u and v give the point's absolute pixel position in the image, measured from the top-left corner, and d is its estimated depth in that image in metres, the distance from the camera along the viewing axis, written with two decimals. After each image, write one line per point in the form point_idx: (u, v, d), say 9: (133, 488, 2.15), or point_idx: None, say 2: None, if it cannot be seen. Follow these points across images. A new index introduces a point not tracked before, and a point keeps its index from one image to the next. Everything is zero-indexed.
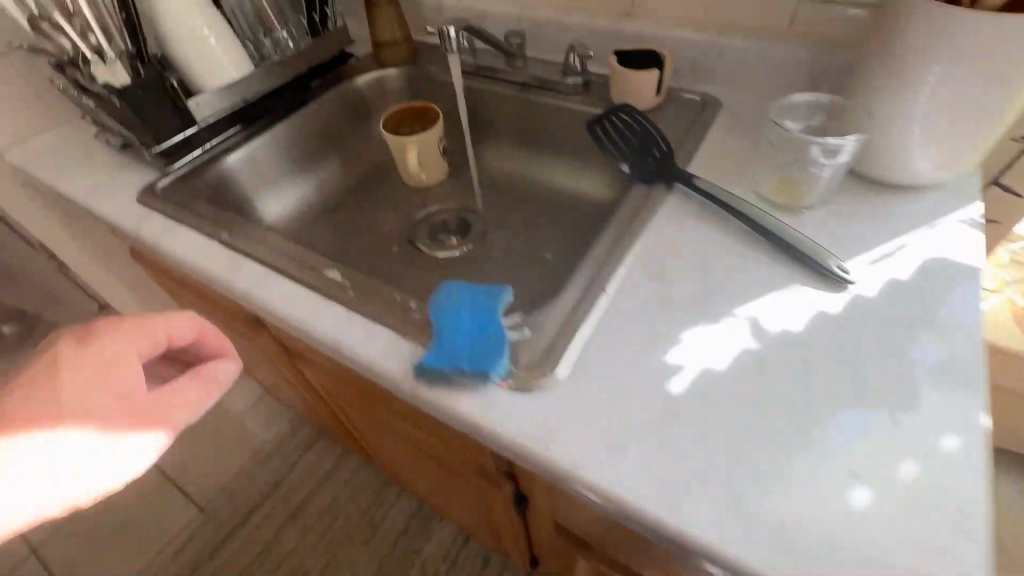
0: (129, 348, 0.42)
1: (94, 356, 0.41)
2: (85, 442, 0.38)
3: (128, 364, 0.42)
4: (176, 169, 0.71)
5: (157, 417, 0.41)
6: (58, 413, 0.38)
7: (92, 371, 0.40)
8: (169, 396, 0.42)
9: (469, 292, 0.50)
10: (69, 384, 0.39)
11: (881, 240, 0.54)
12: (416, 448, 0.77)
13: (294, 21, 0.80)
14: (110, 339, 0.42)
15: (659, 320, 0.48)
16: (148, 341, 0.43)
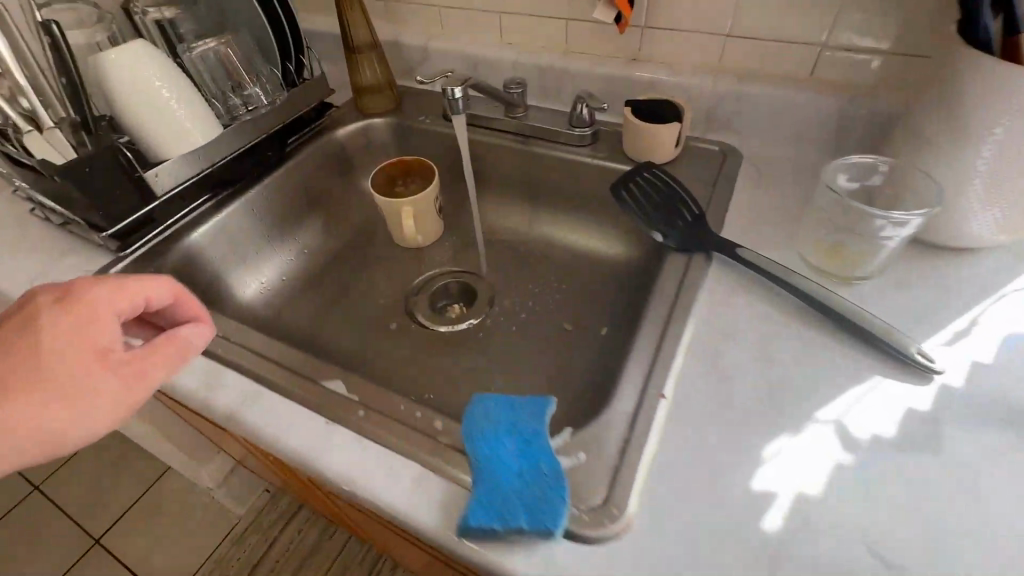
0: (106, 307, 0.39)
1: (61, 319, 0.37)
2: (56, 395, 0.36)
3: (104, 322, 0.39)
4: (130, 253, 0.60)
5: (132, 374, 0.38)
6: (33, 364, 0.36)
7: (64, 329, 0.37)
8: (145, 354, 0.39)
9: (510, 411, 0.42)
10: (40, 340, 0.37)
11: (951, 316, 0.49)
12: (429, 559, 0.66)
13: (266, 73, 0.71)
14: (84, 297, 0.39)
15: (733, 428, 0.42)
16: (125, 300, 0.40)
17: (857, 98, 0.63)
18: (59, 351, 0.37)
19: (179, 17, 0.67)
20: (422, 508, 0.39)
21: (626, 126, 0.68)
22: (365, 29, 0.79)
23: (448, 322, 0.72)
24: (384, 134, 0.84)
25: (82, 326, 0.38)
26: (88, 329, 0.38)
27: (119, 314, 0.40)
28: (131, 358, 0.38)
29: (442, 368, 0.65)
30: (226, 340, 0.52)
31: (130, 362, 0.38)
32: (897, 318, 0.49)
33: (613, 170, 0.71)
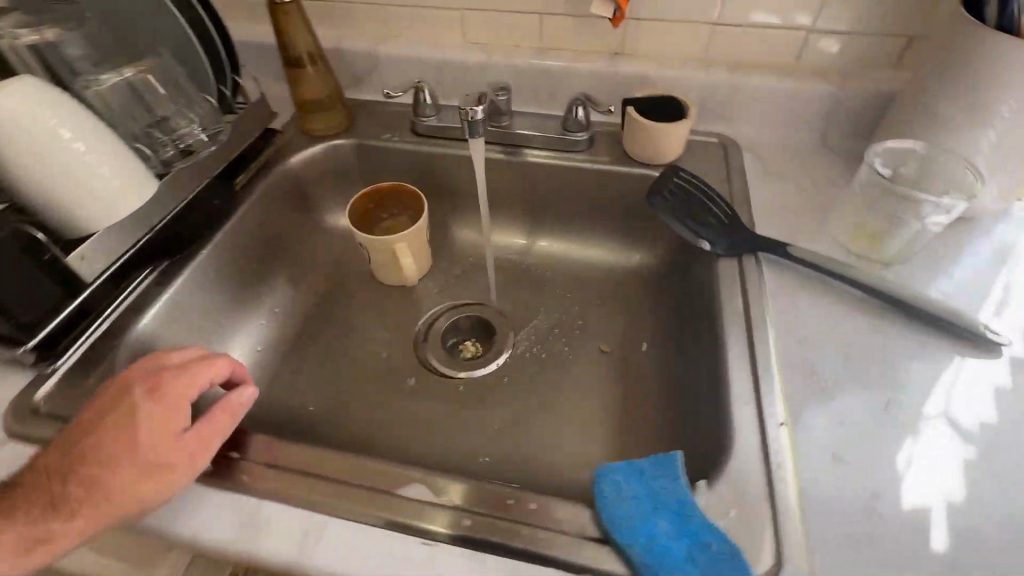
0: (183, 385, 0.40)
1: (141, 397, 0.39)
2: (130, 470, 0.36)
3: (182, 398, 0.40)
4: (62, 365, 0.46)
5: (195, 445, 0.39)
6: (115, 440, 0.37)
7: (145, 407, 0.38)
8: (210, 426, 0.40)
9: (643, 482, 0.37)
10: (123, 417, 0.38)
11: (988, 284, 0.51)
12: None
13: (202, 108, 0.56)
14: (163, 377, 0.40)
15: (857, 443, 0.40)
16: (202, 379, 0.42)
17: (847, 80, 0.64)
18: (139, 427, 0.38)
19: (71, 37, 0.49)
20: None
21: (632, 127, 0.64)
22: (308, 35, 0.65)
23: (470, 365, 0.64)
24: (343, 159, 0.73)
25: (162, 403, 0.39)
26: (167, 405, 0.39)
27: (195, 392, 0.41)
28: (198, 433, 0.39)
29: (482, 422, 0.58)
30: (246, 461, 0.41)
31: (197, 437, 0.39)
32: (946, 292, 0.51)
33: (620, 175, 0.67)
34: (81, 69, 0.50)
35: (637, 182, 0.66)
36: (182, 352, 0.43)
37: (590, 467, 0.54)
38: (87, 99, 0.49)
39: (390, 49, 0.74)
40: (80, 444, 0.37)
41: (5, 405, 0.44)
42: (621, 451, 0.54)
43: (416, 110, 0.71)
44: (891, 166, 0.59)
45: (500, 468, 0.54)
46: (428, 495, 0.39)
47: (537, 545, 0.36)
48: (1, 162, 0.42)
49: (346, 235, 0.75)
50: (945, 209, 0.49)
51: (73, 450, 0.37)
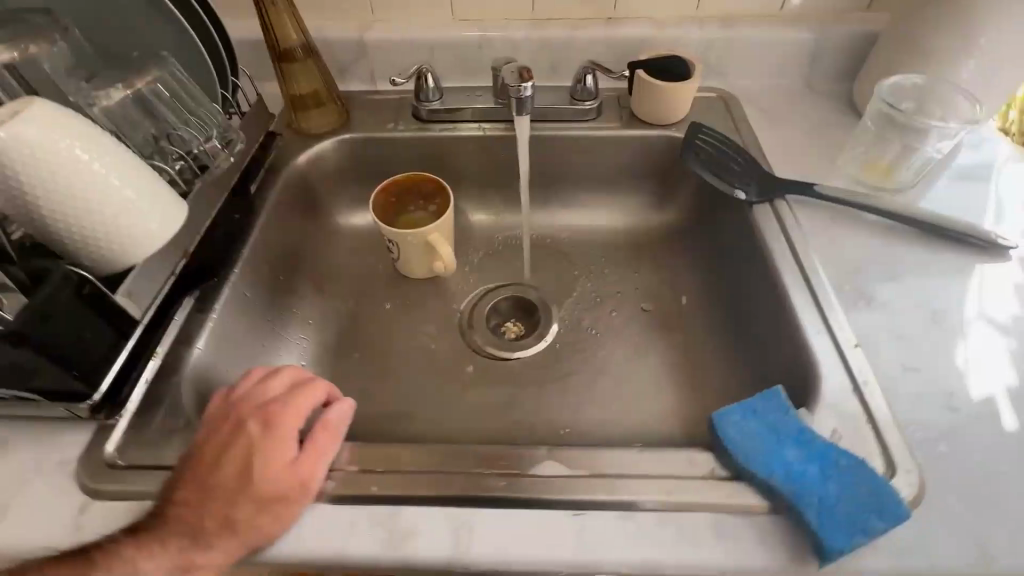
0: (290, 410, 0.39)
1: (252, 428, 0.38)
2: (250, 502, 0.35)
3: (291, 423, 0.39)
4: (122, 415, 0.42)
5: (304, 471, 0.37)
6: (231, 473, 0.36)
7: (257, 435, 0.38)
8: (317, 450, 0.38)
9: (758, 416, 0.40)
10: (236, 450, 0.37)
11: (982, 198, 0.57)
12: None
13: (214, 116, 0.51)
14: (273, 406, 0.39)
15: (922, 352, 0.45)
16: (306, 401, 0.40)
17: (828, 25, 0.68)
18: (253, 457, 0.37)
19: (64, 49, 0.45)
20: (749, 557, 0.35)
21: (643, 90, 0.65)
22: (294, 25, 0.62)
23: (522, 344, 0.64)
24: (346, 155, 0.69)
25: (272, 431, 0.38)
26: (277, 432, 0.38)
27: (300, 416, 0.40)
28: (307, 456, 0.38)
29: (551, 397, 0.59)
30: (364, 471, 0.40)
31: (308, 461, 0.38)
32: (953, 210, 0.56)
33: (635, 139, 0.68)
34: (81, 81, 0.46)
35: (652, 144, 0.68)
36: (279, 376, 0.42)
37: (667, 420, 0.56)
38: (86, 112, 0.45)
39: (377, 36, 0.70)
40: (196, 480, 0.36)
41: (74, 465, 0.40)
42: (692, 400, 0.57)
43: (417, 95, 0.69)
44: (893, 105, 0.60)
45: (583, 437, 0.55)
46: (561, 470, 0.39)
47: (681, 495, 0.37)
48: (29, 199, 0.37)
49: (362, 235, 0.72)
50: (951, 136, 0.55)
51: (190, 488, 0.36)
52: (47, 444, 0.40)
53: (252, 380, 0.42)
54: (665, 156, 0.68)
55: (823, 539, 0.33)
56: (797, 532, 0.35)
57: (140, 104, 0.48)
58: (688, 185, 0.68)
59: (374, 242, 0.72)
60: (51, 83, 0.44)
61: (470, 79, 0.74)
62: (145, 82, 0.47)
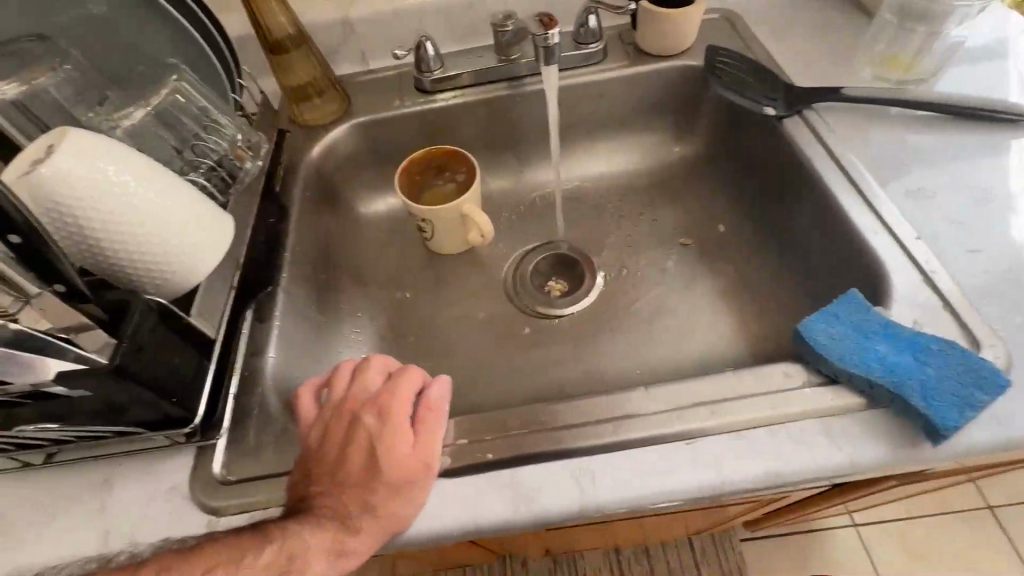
0: (395, 399, 0.40)
1: (366, 423, 0.39)
2: (383, 488, 0.37)
3: (399, 411, 0.39)
4: (221, 433, 0.42)
5: (425, 454, 0.38)
6: (358, 466, 0.37)
7: (372, 426, 0.39)
8: (430, 432, 0.39)
9: (843, 319, 0.41)
10: (357, 443, 0.38)
11: (1004, 73, 0.57)
12: (698, 523, 0.62)
13: (233, 121, 0.51)
14: (379, 398, 0.40)
15: (981, 233, 0.46)
16: (408, 387, 0.41)
17: None
18: (375, 447, 0.38)
19: (70, 74, 0.45)
20: (862, 449, 0.36)
21: (648, 22, 0.63)
22: (281, 9, 0.59)
23: (572, 298, 0.64)
24: (354, 142, 0.67)
25: (386, 420, 0.39)
26: (390, 421, 0.39)
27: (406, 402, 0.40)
28: (423, 439, 0.39)
29: (609, 344, 0.60)
30: (472, 442, 0.41)
31: (425, 443, 0.39)
32: (980, 89, 0.56)
33: (646, 75, 0.66)
34: (94, 106, 0.45)
35: (664, 77, 0.67)
36: (373, 369, 0.42)
37: (730, 345, 0.57)
38: (108, 130, 0.44)
39: (362, 12, 0.68)
40: (327, 475, 0.37)
41: (186, 488, 0.40)
42: (749, 322, 0.58)
43: (418, 66, 0.67)
44: None
45: (653, 375, 0.57)
46: (661, 407, 0.40)
47: (783, 407, 0.39)
48: (85, 233, 0.36)
49: (386, 221, 0.71)
50: (972, 16, 0.55)
51: (323, 484, 0.37)
52: (153, 473, 0.41)
53: (345, 378, 0.42)
54: (679, 87, 0.67)
55: (933, 421, 0.35)
56: (900, 422, 0.37)
57: (160, 118, 0.47)
58: (705, 113, 0.68)
59: (399, 225, 0.71)
60: (65, 112, 0.43)
61: (465, 41, 0.71)
62: (163, 96, 0.47)
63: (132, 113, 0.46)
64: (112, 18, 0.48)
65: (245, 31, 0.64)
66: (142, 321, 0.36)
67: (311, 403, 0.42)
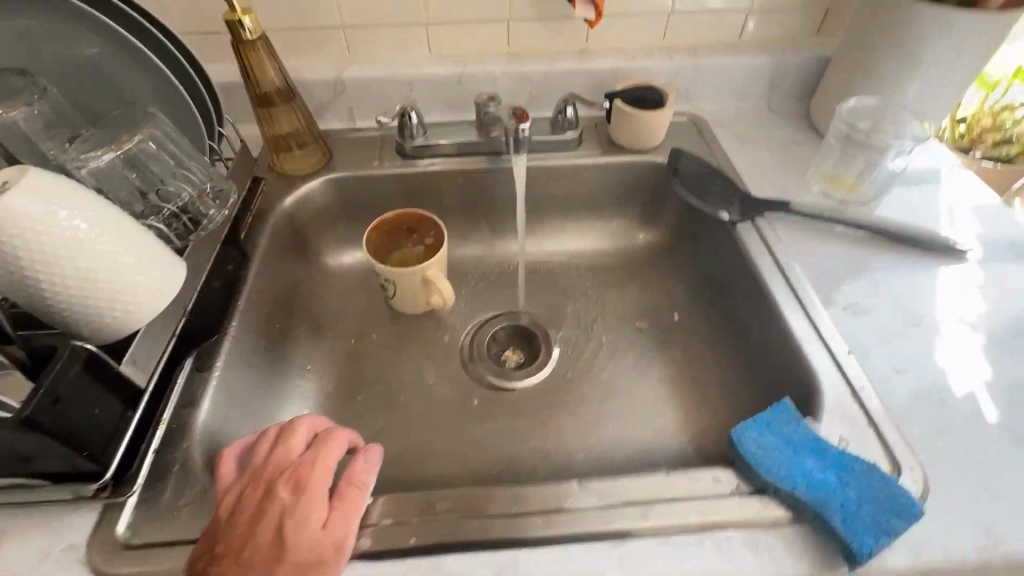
0: (317, 468, 0.39)
1: (283, 492, 0.37)
2: (289, 569, 0.35)
3: (320, 481, 0.38)
4: (133, 490, 0.40)
5: (339, 531, 0.37)
6: (267, 541, 0.36)
7: (286, 500, 0.37)
8: (348, 506, 0.38)
9: (773, 429, 0.42)
10: (267, 515, 0.36)
11: (936, 204, 0.63)
12: None
13: (204, 168, 0.51)
14: (302, 466, 0.39)
15: (908, 355, 0.49)
16: (332, 456, 0.40)
17: (783, 51, 0.74)
18: (286, 522, 0.36)
19: (45, 109, 0.45)
20: (782, 567, 0.37)
21: (620, 120, 0.68)
22: (272, 64, 0.60)
23: (524, 372, 0.65)
24: (331, 196, 0.69)
25: (302, 492, 0.38)
26: (309, 493, 0.38)
27: (328, 473, 0.40)
28: (340, 513, 0.38)
29: (558, 424, 0.60)
30: (398, 523, 0.39)
31: (342, 518, 0.37)
32: (915, 216, 0.61)
33: (617, 165, 0.70)
34: (65, 142, 0.47)
35: (632, 169, 0.71)
36: (299, 434, 0.42)
37: (677, 436, 0.58)
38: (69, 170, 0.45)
39: (355, 76, 0.71)
40: (232, 551, 0.35)
41: (84, 551, 0.37)
42: (695, 415, 0.59)
43: (402, 132, 0.69)
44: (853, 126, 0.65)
45: (599, 462, 0.56)
46: (596, 502, 0.40)
47: (713, 514, 0.39)
48: (23, 273, 0.35)
49: (352, 275, 0.71)
50: (908, 153, 0.60)
51: (226, 562, 0.35)
52: (50, 532, 0.38)
53: (269, 441, 0.41)
54: (646, 180, 0.71)
55: (852, 543, 0.36)
56: (821, 540, 0.37)
57: (129, 162, 0.48)
58: (668, 207, 0.72)
59: (365, 281, 0.71)
60: (33, 147, 0.44)
61: (452, 114, 0.75)
62: (135, 142, 0.48)
63: (101, 155, 0.47)
64: (98, 60, 0.49)
65: (238, 80, 0.66)
66: (66, 366, 0.35)
67: (229, 468, 0.40)
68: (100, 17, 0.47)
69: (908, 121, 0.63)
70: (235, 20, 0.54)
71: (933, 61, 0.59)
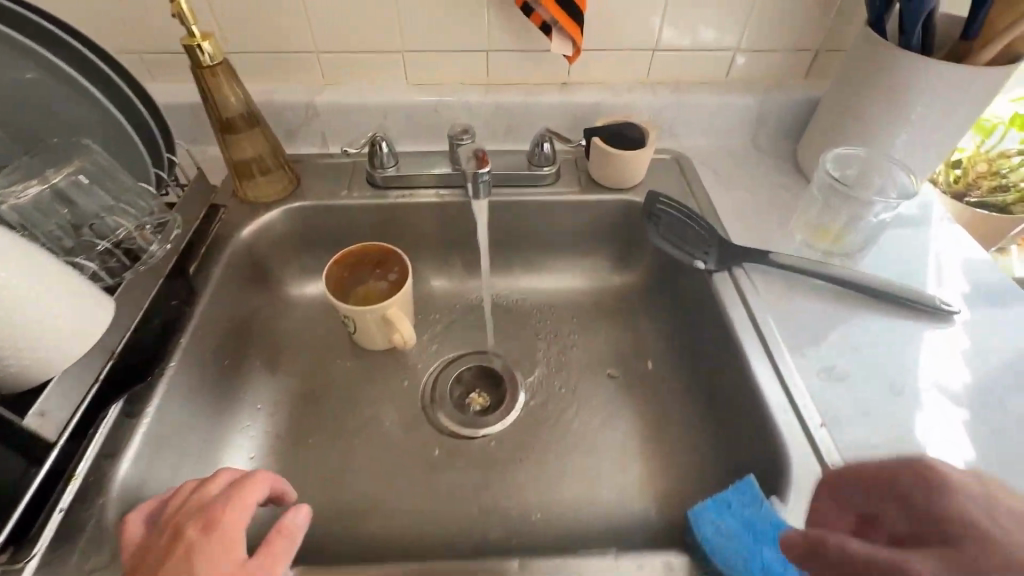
0: (232, 506, 0.36)
1: (190, 532, 0.34)
2: None
3: (234, 520, 0.36)
4: (33, 554, 0.37)
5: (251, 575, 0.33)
6: None
7: (193, 540, 0.34)
8: (265, 546, 0.35)
9: (734, 512, 0.41)
10: (170, 559, 0.33)
11: (923, 258, 0.60)
12: None
13: (147, 200, 0.50)
14: (215, 505, 0.36)
15: (886, 427, 0.45)
16: (251, 497, 0.38)
17: (771, 91, 0.71)
18: (189, 565, 0.33)
19: None
20: None
21: (599, 159, 0.66)
22: (234, 91, 0.58)
23: (486, 418, 0.62)
24: (296, 224, 0.66)
25: (212, 530, 0.34)
26: (220, 531, 0.35)
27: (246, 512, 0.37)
28: (254, 555, 0.34)
29: (518, 477, 0.57)
30: None
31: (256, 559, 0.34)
32: (903, 272, 0.58)
33: (594, 203, 0.68)
34: None
35: (610, 207, 0.68)
36: (218, 479, 0.39)
37: (641, 497, 0.55)
38: None
39: (328, 101, 0.69)
40: None
41: None
42: (661, 474, 0.56)
43: (372, 162, 0.67)
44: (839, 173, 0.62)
45: (556, 522, 0.53)
46: None
47: None
48: None
49: (315, 306, 0.69)
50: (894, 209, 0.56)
51: None
52: None
53: (185, 490, 0.39)
54: (624, 219, 0.69)
55: None
56: None
57: (59, 196, 0.45)
58: (646, 247, 0.69)
59: (328, 313, 0.69)
60: None
61: (427, 142, 0.73)
62: (65, 175, 0.45)
63: (25, 188, 0.44)
64: (35, 87, 0.47)
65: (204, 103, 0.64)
66: None
67: (138, 526, 0.37)
68: (37, 48, 0.46)
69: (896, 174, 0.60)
70: (193, 45, 0.53)
71: (925, 111, 0.57)
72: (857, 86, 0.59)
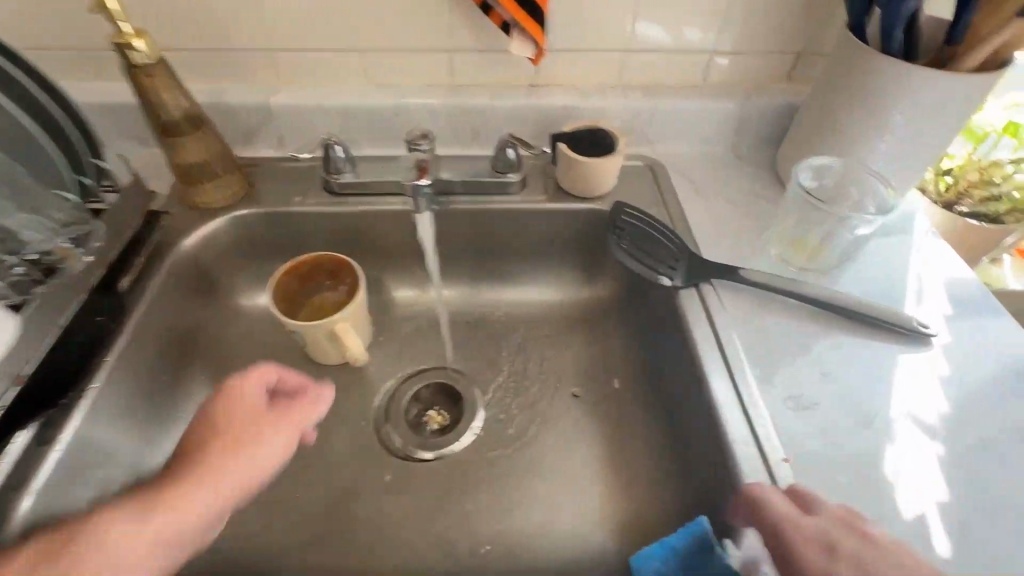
0: (244, 383, 0.44)
1: (217, 398, 0.43)
2: (216, 455, 0.40)
3: (248, 389, 0.44)
4: None
5: (269, 432, 0.42)
6: (197, 438, 0.41)
7: (217, 404, 0.42)
8: (281, 413, 0.44)
9: (677, 558, 0.40)
10: (202, 416, 0.42)
11: (904, 276, 0.57)
12: None
13: (61, 209, 0.47)
14: (232, 378, 0.44)
15: (852, 464, 0.42)
16: (263, 371, 0.45)
17: (749, 95, 0.68)
18: (215, 418, 0.42)
19: None
20: None
21: (565, 166, 0.62)
22: (178, 93, 0.54)
23: (443, 439, 0.59)
24: (246, 232, 0.63)
25: (231, 394, 0.43)
26: (236, 398, 0.43)
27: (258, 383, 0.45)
28: (271, 417, 0.43)
29: (469, 504, 0.54)
30: None
31: (273, 420, 0.43)
32: (880, 291, 0.55)
33: (560, 212, 0.64)
34: None
35: (578, 217, 0.65)
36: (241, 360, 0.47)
37: (596, 527, 0.52)
38: None
39: (282, 102, 0.66)
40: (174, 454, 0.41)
41: None
42: (620, 503, 0.53)
43: (326, 167, 0.63)
44: (816, 184, 0.59)
45: (507, 555, 0.51)
46: None
47: None
48: None
49: (268, 317, 0.66)
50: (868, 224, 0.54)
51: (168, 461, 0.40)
52: None
53: None
54: (592, 229, 0.66)
55: None
56: None
57: None
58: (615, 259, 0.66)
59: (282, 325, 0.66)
60: None
61: (389, 145, 0.70)
62: None
63: None
64: None
65: None
66: None
67: None
68: None
69: (873, 187, 0.57)
70: (124, 43, 0.49)
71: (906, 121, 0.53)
72: (835, 93, 0.56)
